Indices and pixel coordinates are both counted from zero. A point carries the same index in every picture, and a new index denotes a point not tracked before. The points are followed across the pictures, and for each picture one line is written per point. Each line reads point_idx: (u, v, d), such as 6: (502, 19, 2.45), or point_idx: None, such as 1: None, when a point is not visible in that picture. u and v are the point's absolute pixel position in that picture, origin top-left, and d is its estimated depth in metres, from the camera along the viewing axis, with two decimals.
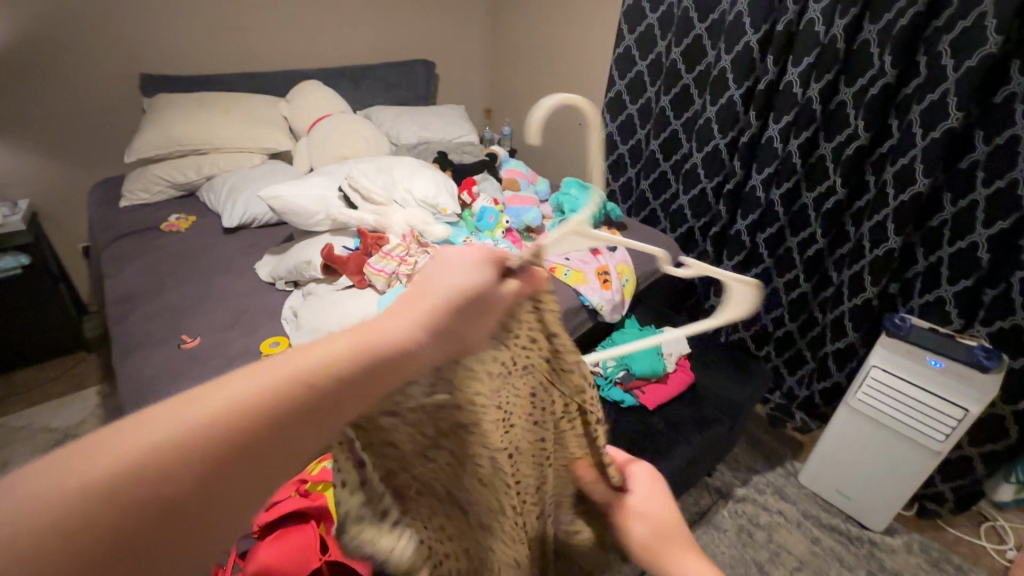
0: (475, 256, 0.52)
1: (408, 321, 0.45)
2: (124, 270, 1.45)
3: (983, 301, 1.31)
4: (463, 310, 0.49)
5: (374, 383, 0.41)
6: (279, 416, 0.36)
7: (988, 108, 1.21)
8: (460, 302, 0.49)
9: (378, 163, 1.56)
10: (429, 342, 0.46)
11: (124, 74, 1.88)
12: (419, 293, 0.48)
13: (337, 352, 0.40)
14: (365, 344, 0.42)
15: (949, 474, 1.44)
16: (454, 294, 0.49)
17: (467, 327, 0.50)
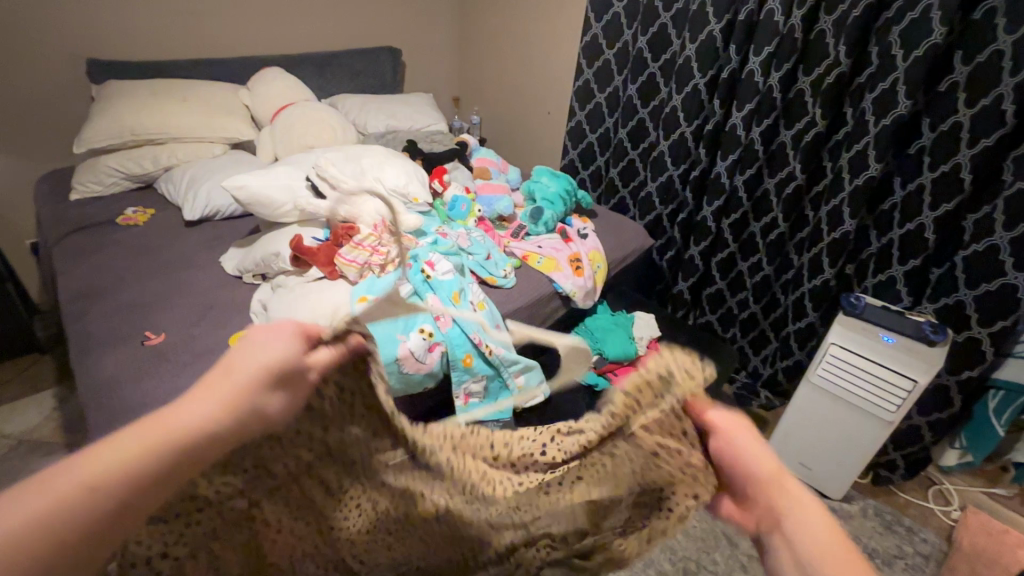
0: (285, 329, 0.50)
1: (206, 405, 0.43)
2: (79, 266, 1.39)
3: (930, 279, 1.40)
4: (280, 386, 0.48)
5: (177, 475, 0.42)
6: (82, 529, 0.37)
7: (933, 97, 1.29)
8: (275, 377, 0.48)
9: (346, 153, 1.54)
10: (236, 423, 0.44)
11: (71, 59, 1.78)
12: (220, 371, 0.45)
13: (133, 452, 0.40)
14: (168, 434, 0.41)
15: (899, 443, 1.53)
16: (262, 373, 0.47)
17: (281, 401, 0.49)
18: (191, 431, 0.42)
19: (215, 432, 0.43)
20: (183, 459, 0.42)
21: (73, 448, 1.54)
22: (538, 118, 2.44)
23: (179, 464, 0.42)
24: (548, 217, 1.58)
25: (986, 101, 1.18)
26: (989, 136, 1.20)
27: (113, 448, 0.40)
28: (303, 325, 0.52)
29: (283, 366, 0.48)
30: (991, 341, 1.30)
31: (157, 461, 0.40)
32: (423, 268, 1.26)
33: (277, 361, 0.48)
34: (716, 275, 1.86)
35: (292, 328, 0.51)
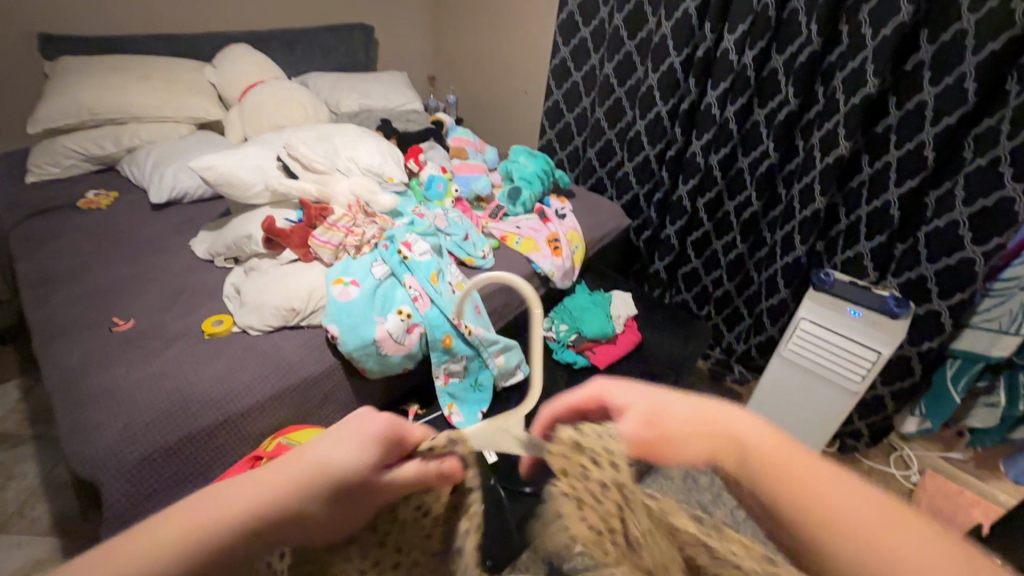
0: (376, 431, 0.44)
1: (271, 494, 0.38)
2: (39, 252, 1.33)
3: (894, 255, 1.45)
4: (352, 490, 0.43)
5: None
6: None
7: (900, 76, 1.32)
8: (353, 484, 0.42)
9: (318, 132, 1.50)
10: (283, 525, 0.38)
11: (20, 34, 1.68)
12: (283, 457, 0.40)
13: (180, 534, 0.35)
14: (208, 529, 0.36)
15: (865, 413, 1.60)
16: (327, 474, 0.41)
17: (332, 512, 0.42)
18: (245, 522, 0.37)
19: (270, 527, 0.38)
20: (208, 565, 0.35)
21: (40, 441, 1.49)
22: (514, 98, 2.42)
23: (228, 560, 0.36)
24: (526, 197, 1.58)
25: (949, 79, 1.21)
26: (951, 114, 1.23)
27: (175, 519, 0.35)
28: (401, 429, 0.46)
29: (361, 473, 0.43)
30: (950, 313, 1.36)
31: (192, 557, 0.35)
32: (400, 249, 1.26)
33: (360, 463, 0.43)
34: (691, 254, 1.89)
35: (389, 428, 0.45)
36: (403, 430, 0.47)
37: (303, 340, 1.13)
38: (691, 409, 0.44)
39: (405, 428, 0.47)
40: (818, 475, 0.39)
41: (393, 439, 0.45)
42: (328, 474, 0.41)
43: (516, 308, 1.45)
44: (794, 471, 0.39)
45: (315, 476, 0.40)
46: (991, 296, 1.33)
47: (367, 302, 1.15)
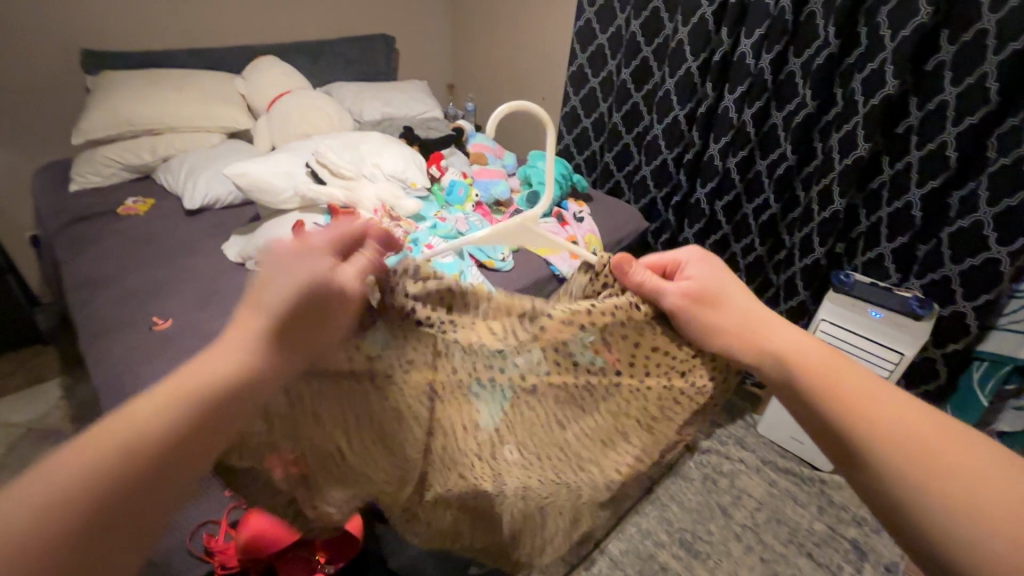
0: (285, 266, 0.52)
1: (217, 360, 0.49)
2: (82, 255, 1.41)
3: (918, 256, 1.43)
4: (319, 306, 0.54)
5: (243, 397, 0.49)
6: (179, 431, 0.45)
7: (921, 76, 1.31)
8: (311, 293, 0.52)
9: (344, 139, 1.55)
10: (282, 344, 0.52)
11: (65, 49, 1.78)
12: (261, 303, 0.52)
13: (213, 370, 0.48)
14: (239, 361, 0.50)
15: None
16: (300, 292, 0.52)
17: (328, 320, 0.55)
18: (214, 379, 0.48)
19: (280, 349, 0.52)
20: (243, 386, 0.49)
21: None
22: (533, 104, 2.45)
23: (225, 410, 0.48)
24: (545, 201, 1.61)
25: (970, 79, 1.22)
26: (973, 114, 1.23)
27: (127, 414, 0.45)
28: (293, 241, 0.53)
29: (302, 290, 0.52)
30: (975, 313, 1.35)
31: (222, 378, 0.48)
32: (424, 251, 1.29)
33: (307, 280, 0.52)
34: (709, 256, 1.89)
35: (296, 249, 0.53)
36: (312, 243, 0.54)
37: None
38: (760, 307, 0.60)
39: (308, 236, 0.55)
40: (874, 392, 0.48)
41: (305, 256, 0.53)
42: (270, 322, 0.51)
43: None
44: (834, 376, 0.51)
45: (256, 321, 0.51)
46: (1019, 297, 1.31)
47: None
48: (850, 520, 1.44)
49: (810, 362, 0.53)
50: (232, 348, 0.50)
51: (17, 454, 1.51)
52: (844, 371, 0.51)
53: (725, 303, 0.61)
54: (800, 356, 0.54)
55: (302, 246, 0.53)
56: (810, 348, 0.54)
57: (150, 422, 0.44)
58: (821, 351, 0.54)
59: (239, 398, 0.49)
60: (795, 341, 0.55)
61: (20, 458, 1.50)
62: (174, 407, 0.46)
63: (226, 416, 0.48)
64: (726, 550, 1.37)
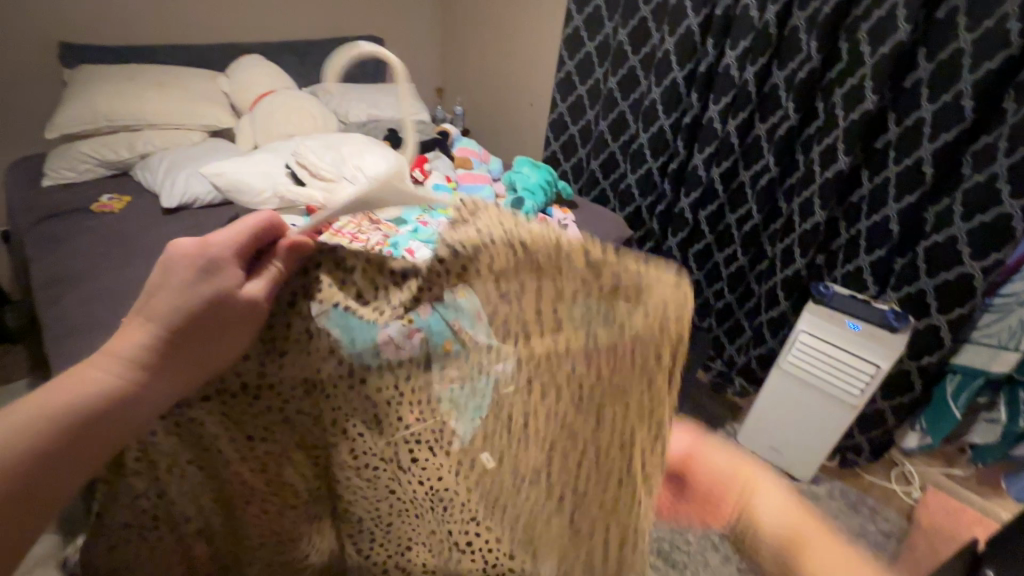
0: (181, 274, 0.47)
1: (95, 369, 0.46)
2: (52, 253, 1.37)
3: (894, 269, 1.46)
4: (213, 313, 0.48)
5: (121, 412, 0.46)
6: (44, 447, 0.42)
7: (899, 93, 1.33)
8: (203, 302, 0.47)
9: (327, 140, 1.54)
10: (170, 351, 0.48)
11: (42, 41, 1.74)
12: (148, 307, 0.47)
13: (89, 383, 0.45)
14: (118, 371, 0.46)
15: (865, 426, 1.58)
16: (193, 301, 0.47)
17: (231, 326, 0.49)
18: (88, 394, 0.45)
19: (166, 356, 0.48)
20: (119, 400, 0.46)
21: None
22: (521, 110, 2.45)
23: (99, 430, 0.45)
24: (529, 207, 1.60)
25: (946, 97, 1.24)
26: (949, 131, 1.25)
27: None
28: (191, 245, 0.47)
29: (192, 306, 0.47)
30: (949, 328, 1.37)
31: (100, 394, 0.45)
32: (402, 255, 1.28)
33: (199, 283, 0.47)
34: (693, 265, 1.89)
35: (193, 256, 0.47)
36: (212, 245, 0.48)
37: None
38: (727, 461, 0.69)
39: (213, 234, 0.48)
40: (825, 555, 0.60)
41: (201, 264, 0.47)
42: (160, 325, 0.47)
43: None
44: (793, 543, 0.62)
45: (139, 332, 0.47)
46: (991, 312, 1.34)
47: None
48: None
49: (777, 529, 0.63)
50: (110, 357, 0.46)
51: None
52: (801, 536, 0.62)
53: (707, 473, 0.70)
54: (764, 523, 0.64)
55: (198, 250, 0.47)
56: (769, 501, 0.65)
57: (8, 436, 0.42)
58: (785, 508, 0.64)
59: (116, 413, 0.46)
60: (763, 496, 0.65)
61: None
62: (36, 421, 0.43)
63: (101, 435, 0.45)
64: (703, 560, 1.37)
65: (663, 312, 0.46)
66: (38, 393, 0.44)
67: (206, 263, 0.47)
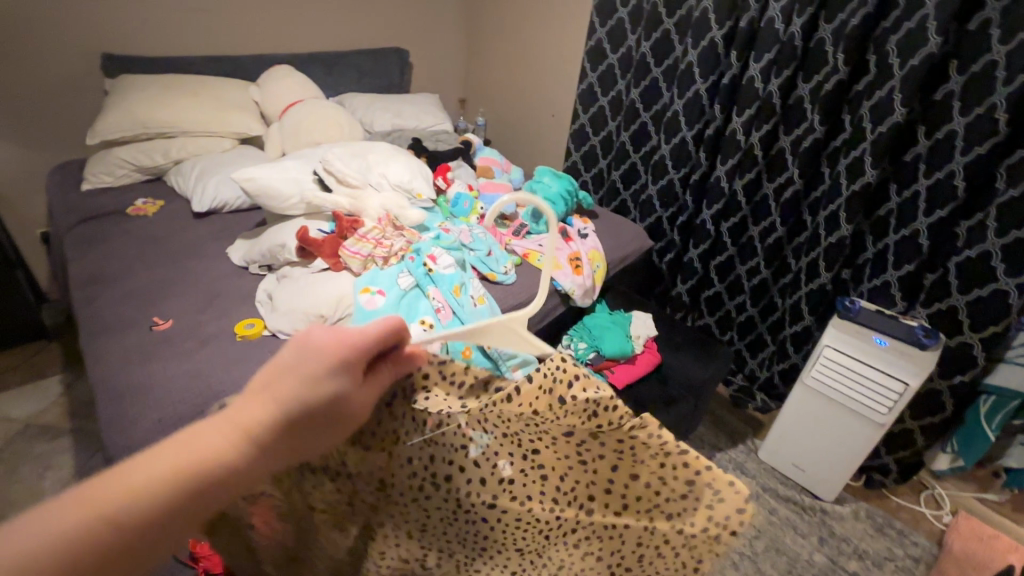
0: (316, 365, 0.48)
1: (222, 436, 0.44)
2: (89, 254, 1.42)
3: (924, 285, 1.42)
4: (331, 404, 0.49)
5: (232, 486, 0.44)
6: (169, 507, 0.41)
7: (929, 105, 1.31)
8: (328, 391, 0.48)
9: (352, 148, 1.57)
10: (285, 429, 0.47)
11: (85, 52, 1.82)
12: (279, 381, 0.47)
13: (219, 445, 0.44)
14: (244, 438, 0.45)
15: (893, 446, 1.54)
16: (320, 385, 0.48)
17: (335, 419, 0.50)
18: (216, 459, 0.43)
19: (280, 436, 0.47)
20: (235, 474, 0.44)
21: (77, 433, 1.57)
22: (542, 121, 2.48)
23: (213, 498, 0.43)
24: (550, 216, 1.61)
25: (980, 109, 1.21)
26: (982, 144, 1.22)
27: (119, 476, 0.40)
28: (330, 333, 0.49)
29: (315, 401, 0.48)
30: (982, 345, 1.33)
31: (223, 459, 0.44)
32: (425, 261, 1.30)
33: (330, 372, 0.48)
34: (714, 277, 1.88)
35: (329, 350, 0.48)
36: (348, 342, 0.50)
37: None
38: None
39: (348, 330, 0.50)
40: None
41: (336, 361, 0.49)
42: (283, 400, 0.47)
43: (536, 323, 1.47)
44: None
45: (263, 411, 0.46)
46: None
47: (392, 311, 1.19)
48: (851, 553, 1.43)
49: None
50: (235, 429, 0.45)
51: (14, 448, 1.52)
52: None
53: None
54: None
55: (337, 345, 0.49)
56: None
57: (141, 486, 0.40)
58: None
59: (226, 487, 0.44)
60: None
61: (16, 453, 1.50)
62: (167, 476, 0.41)
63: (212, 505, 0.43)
64: None
65: (692, 476, 0.62)
66: (157, 452, 0.42)
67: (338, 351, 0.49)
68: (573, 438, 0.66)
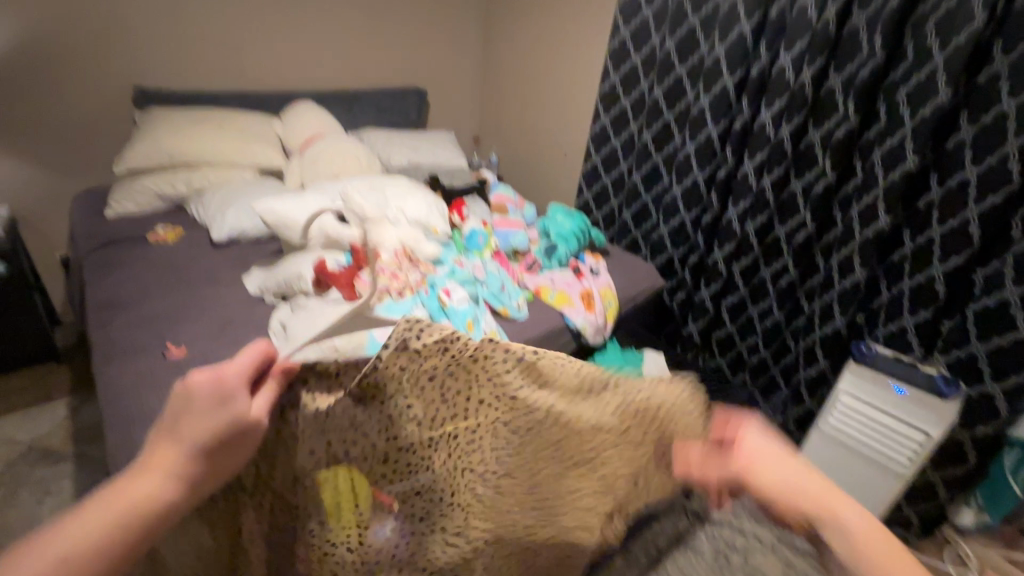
0: (209, 399, 0.52)
1: (143, 481, 0.49)
2: (108, 278, 1.44)
3: (941, 332, 1.41)
4: (236, 429, 0.54)
5: (165, 518, 0.49)
6: (111, 546, 0.46)
7: (941, 154, 1.33)
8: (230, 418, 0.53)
9: (371, 183, 1.60)
10: (202, 459, 0.52)
11: (119, 85, 1.90)
12: (177, 422, 0.51)
13: (144, 487, 0.49)
14: (164, 475, 0.50)
15: (914, 498, 1.50)
16: (222, 415, 0.53)
17: (248, 438, 0.56)
18: (140, 498, 0.48)
19: (199, 465, 0.52)
20: (167, 505, 0.49)
21: (79, 459, 1.55)
22: (555, 159, 2.52)
23: (152, 528, 0.49)
24: (562, 254, 1.63)
25: (992, 159, 1.23)
26: (996, 194, 1.23)
27: (59, 536, 0.45)
28: (215, 374, 0.53)
29: (223, 426, 0.53)
30: (1005, 396, 1.30)
31: (150, 497, 0.48)
32: (439, 295, 1.31)
33: (223, 404, 0.53)
34: (725, 318, 1.86)
35: (213, 387, 0.53)
36: (227, 377, 0.54)
37: None
38: None
39: (226, 366, 0.55)
40: None
41: (225, 391, 0.54)
42: (194, 436, 0.51)
43: (546, 360, 1.45)
44: None
45: (172, 449, 0.51)
46: None
47: None
48: None
49: None
50: (152, 470, 0.50)
51: (15, 472, 1.50)
52: None
53: None
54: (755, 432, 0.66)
55: (220, 379, 0.53)
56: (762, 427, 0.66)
57: (83, 538, 0.45)
58: None
59: (162, 520, 0.49)
60: (748, 439, 0.65)
61: (17, 477, 1.48)
62: (107, 523, 0.46)
63: (151, 536, 0.49)
64: None
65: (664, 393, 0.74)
66: (80, 518, 0.46)
67: (225, 386, 0.54)
68: (458, 373, 0.69)
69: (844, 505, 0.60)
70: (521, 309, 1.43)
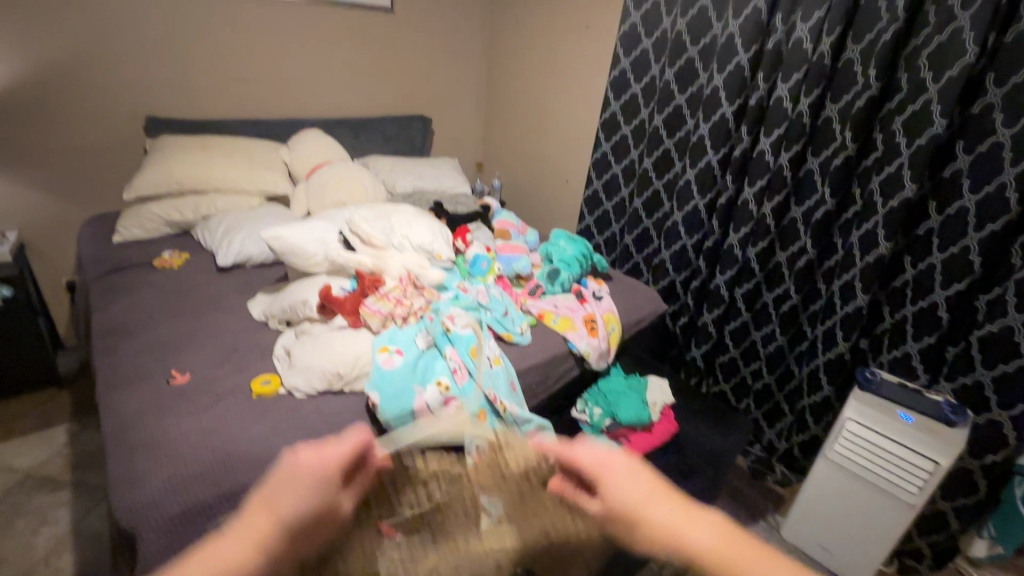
0: (308, 474, 0.49)
1: (236, 546, 0.43)
2: (114, 304, 1.45)
3: (946, 358, 1.40)
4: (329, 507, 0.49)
5: None
6: None
7: (938, 182, 1.35)
8: (328, 491, 0.49)
9: (377, 210, 1.62)
10: (297, 533, 0.46)
11: (131, 113, 1.94)
12: (272, 494, 0.47)
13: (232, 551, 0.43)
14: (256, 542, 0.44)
15: (924, 529, 1.47)
16: (315, 487, 0.49)
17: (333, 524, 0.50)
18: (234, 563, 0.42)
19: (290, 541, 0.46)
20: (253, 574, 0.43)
21: (78, 486, 1.53)
22: (556, 184, 2.56)
23: None
24: (565, 278, 1.63)
25: (989, 188, 1.25)
26: (995, 222, 1.25)
27: None
28: (316, 452, 0.50)
29: (314, 509, 0.48)
30: (1013, 424, 1.29)
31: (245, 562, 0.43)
32: (444, 321, 1.31)
33: (322, 478, 0.49)
34: (729, 343, 1.86)
35: (312, 466, 0.49)
36: (325, 458, 0.50)
37: (343, 405, 1.15)
38: None
39: (328, 446, 0.51)
40: None
41: (323, 474, 0.50)
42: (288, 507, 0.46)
43: (550, 386, 1.45)
44: None
45: (265, 525, 0.45)
46: None
47: (409, 371, 1.17)
48: None
49: None
50: (242, 538, 0.44)
51: (13, 500, 1.48)
52: None
53: None
54: (579, 456, 0.57)
55: (320, 460, 0.50)
56: (581, 450, 0.56)
57: None
58: None
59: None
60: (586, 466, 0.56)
61: (14, 505, 1.47)
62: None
63: None
64: None
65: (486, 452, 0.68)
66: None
67: (322, 467, 0.50)
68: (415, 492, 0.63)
69: (692, 527, 0.49)
70: (523, 334, 1.43)
